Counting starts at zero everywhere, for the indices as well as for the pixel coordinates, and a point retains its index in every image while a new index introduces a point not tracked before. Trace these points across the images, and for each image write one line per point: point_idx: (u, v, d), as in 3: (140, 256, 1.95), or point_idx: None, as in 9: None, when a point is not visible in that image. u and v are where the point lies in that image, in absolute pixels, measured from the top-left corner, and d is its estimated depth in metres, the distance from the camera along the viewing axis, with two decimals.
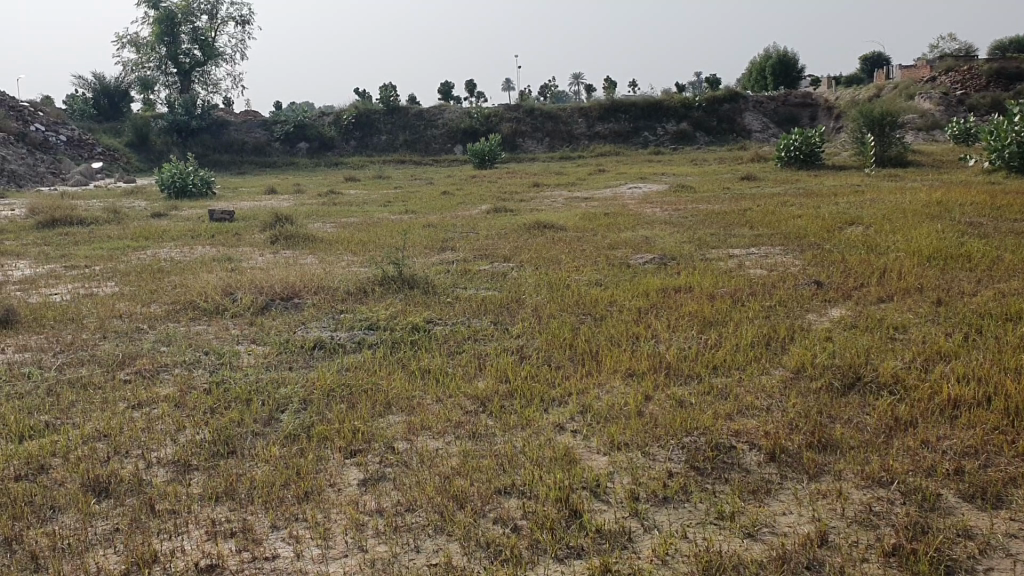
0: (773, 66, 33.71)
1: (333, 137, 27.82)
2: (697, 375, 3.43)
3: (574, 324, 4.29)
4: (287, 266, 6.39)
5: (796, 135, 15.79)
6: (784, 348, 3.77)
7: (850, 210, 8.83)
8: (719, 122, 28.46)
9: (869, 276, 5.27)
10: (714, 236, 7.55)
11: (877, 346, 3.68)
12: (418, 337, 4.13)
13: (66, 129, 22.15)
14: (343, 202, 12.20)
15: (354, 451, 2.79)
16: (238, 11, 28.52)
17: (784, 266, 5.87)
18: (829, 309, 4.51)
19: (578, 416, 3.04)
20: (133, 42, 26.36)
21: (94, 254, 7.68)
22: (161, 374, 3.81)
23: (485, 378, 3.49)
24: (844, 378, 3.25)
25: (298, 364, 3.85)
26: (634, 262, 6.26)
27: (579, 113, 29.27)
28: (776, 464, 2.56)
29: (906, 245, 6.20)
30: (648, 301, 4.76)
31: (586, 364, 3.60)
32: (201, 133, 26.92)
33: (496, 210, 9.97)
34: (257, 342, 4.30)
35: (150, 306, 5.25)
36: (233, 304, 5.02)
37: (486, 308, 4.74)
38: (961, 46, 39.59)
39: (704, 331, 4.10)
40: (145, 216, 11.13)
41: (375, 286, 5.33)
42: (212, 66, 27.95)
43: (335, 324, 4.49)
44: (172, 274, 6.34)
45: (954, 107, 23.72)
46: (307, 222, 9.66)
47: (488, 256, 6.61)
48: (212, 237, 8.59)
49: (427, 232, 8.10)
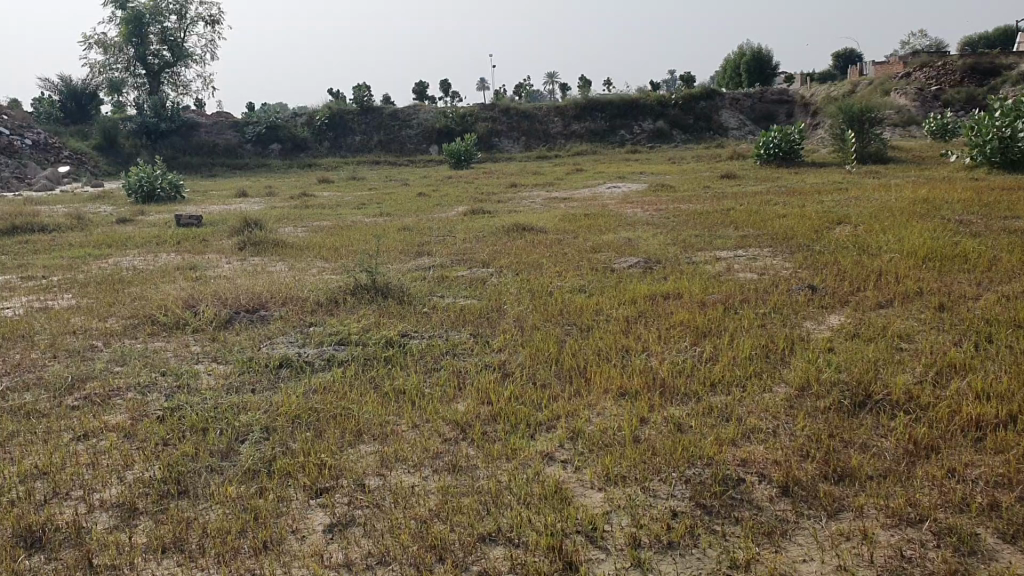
0: (747, 63, 33.63)
1: (305, 138, 27.41)
2: (695, 393, 3.17)
3: (560, 336, 4.04)
4: (255, 275, 6.09)
5: (775, 132, 15.62)
6: (786, 360, 3.53)
7: (835, 209, 8.64)
8: (695, 119, 28.31)
9: (865, 279, 5.04)
10: (699, 238, 7.32)
11: (884, 357, 3.44)
12: (392, 353, 3.85)
13: (31, 133, 21.64)
14: (316, 205, 11.87)
15: (322, 490, 2.51)
16: (208, 10, 28.06)
17: (774, 269, 5.64)
18: (827, 316, 4.27)
19: (568, 443, 2.78)
20: (100, 42, 25.84)
21: (53, 262, 7.34)
22: (112, 399, 3.50)
23: (465, 400, 3.22)
24: (853, 396, 3.01)
25: (261, 384, 3.56)
26: (618, 266, 6.01)
27: (555, 112, 29.04)
28: (790, 499, 2.31)
29: (899, 245, 5.98)
30: (636, 309, 4.51)
31: (575, 382, 3.33)
32: (171, 136, 26.45)
33: (473, 212, 9.69)
34: (219, 360, 3.99)
35: (107, 320, 4.92)
36: (195, 317, 4.71)
37: (465, 319, 4.46)
38: (932, 42, 39.70)
39: (698, 342, 3.85)
40: (110, 222, 10.76)
41: (347, 296, 5.05)
42: (182, 67, 27.49)
43: (303, 339, 4.20)
44: (133, 285, 6.02)
45: (929, 103, 23.67)
46: (278, 226, 9.35)
47: (465, 261, 6.34)
48: (178, 244, 8.27)
49: (402, 236, 7.83)
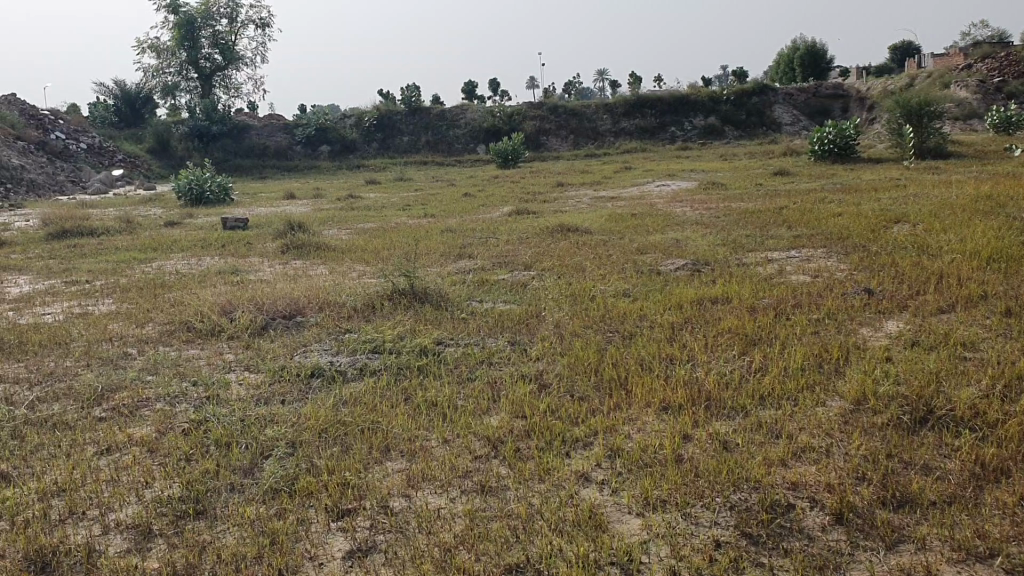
0: (801, 57, 33.00)
1: (354, 139, 27.52)
2: (743, 408, 2.99)
3: (601, 344, 3.88)
4: (294, 279, 6.01)
5: (829, 128, 15.25)
6: (841, 371, 3.33)
7: (892, 207, 8.33)
8: (747, 115, 27.84)
9: (925, 282, 4.80)
10: (750, 238, 7.10)
11: (948, 367, 3.22)
12: (427, 362, 3.72)
13: (86, 137, 22.02)
14: (361, 206, 11.83)
15: (343, 513, 2.38)
16: (258, 14, 28.35)
17: (829, 270, 5.42)
18: (884, 322, 4.05)
19: (606, 461, 2.62)
20: (154, 47, 26.23)
21: (98, 266, 7.37)
22: (140, 410, 3.42)
23: (499, 414, 3.07)
24: (914, 411, 2.80)
25: (292, 394, 3.45)
26: (664, 268, 5.83)
27: (604, 110, 28.80)
28: (844, 528, 2.13)
29: (962, 245, 5.71)
30: (681, 315, 4.33)
31: (615, 395, 3.16)
32: (222, 138, 26.74)
33: (518, 212, 9.56)
34: (250, 369, 3.90)
35: (144, 326, 4.88)
36: (231, 323, 4.64)
37: (503, 325, 4.32)
38: (994, 33, 38.60)
39: (746, 351, 3.66)
40: (158, 225, 10.83)
41: (385, 300, 4.95)
42: (233, 70, 27.78)
43: (337, 346, 4.09)
44: (173, 289, 5.99)
45: (991, 95, 22.96)
46: (323, 228, 9.32)
47: (507, 263, 6.21)
48: (222, 247, 8.26)
49: (445, 238, 7.73)
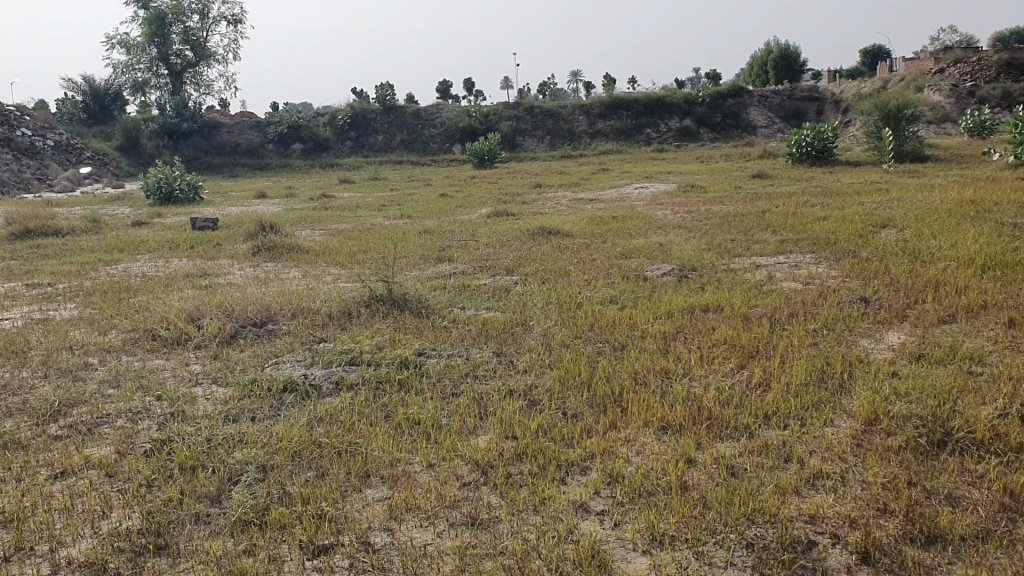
0: (774, 60, 33.06)
1: (327, 138, 27.18)
2: (747, 427, 2.81)
3: (592, 355, 3.69)
4: (266, 283, 5.77)
5: (807, 130, 15.18)
6: (847, 387, 3.15)
7: (877, 211, 8.21)
8: (723, 117, 27.83)
9: (921, 290, 4.65)
10: (736, 242, 6.93)
11: (960, 383, 3.05)
12: (408, 374, 3.51)
13: (52, 134, 21.55)
14: (335, 206, 11.58)
15: (320, 549, 2.17)
16: (229, 10, 27.92)
17: (820, 277, 5.25)
18: (884, 334, 3.88)
19: (605, 489, 2.43)
20: (123, 42, 25.76)
21: (61, 269, 7.06)
22: (99, 428, 3.18)
23: (487, 433, 2.87)
24: (931, 432, 2.63)
25: (262, 411, 3.22)
26: (651, 273, 5.64)
27: (579, 111, 28.67)
28: (872, 569, 1.95)
29: (954, 251, 5.58)
30: (673, 324, 4.15)
31: (609, 413, 2.97)
32: (193, 136, 26.32)
33: (496, 214, 9.36)
34: (218, 383, 3.66)
35: (107, 334, 4.62)
36: (199, 331, 4.39)
37: (487, 335, 4.12)
38: (963, 38, 38.98)
39: (745, 364, 3.47)
40: (126, 225, 10.52)
41: (362, 307, 4.73)
42: (204, 67, 27.37)
43: (310, 357, 3.86)
44: (139, 294, 5.72)
45: (964, 99, 23.05)
46: (295, 229, 9.06)
47: (488, 267, 6.01)
48: (191, 248, 7.99)
49: (422, 240, 7.51)
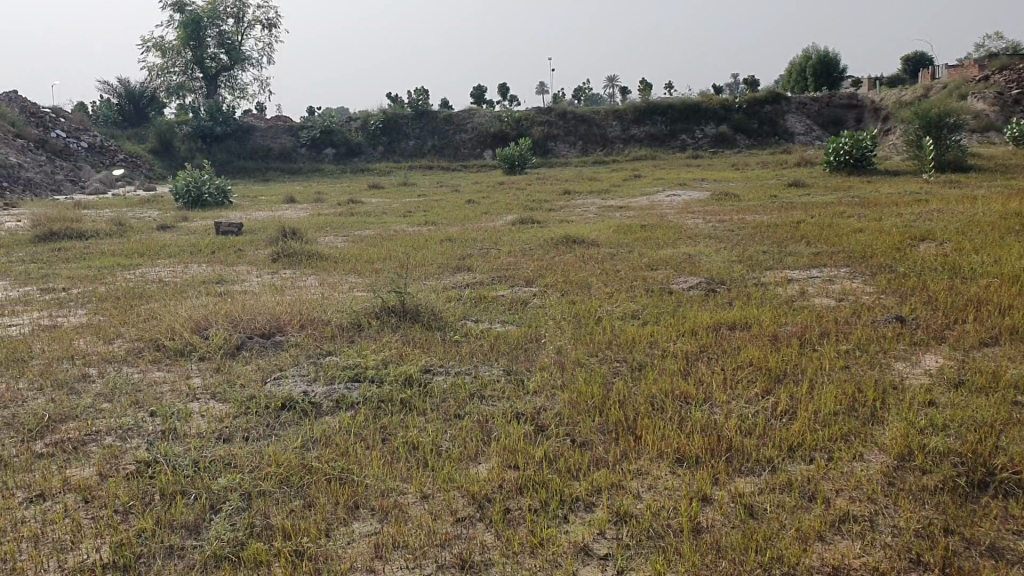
0: (813, 67, 32.59)
1: (359, 142, 27.18)
2: (769, 461, 2.60)
3: (607, 376, 3.49)
4: (280, 292, 5.62)
5: (845, 138, 14.85)
6: (879, 417, 2.92)
7: (916, 223, 7.92)
8: (759, 124, 27.46)
9: (960, 310, 4.39)
10: (767, 254, 6.70)
11: (1004, 414, 2.81)
12: (412, 394, 3.33)
13: (87, 136, 21.72)
14: (361, 212, 11.46)
15: None
16: (265, 14, 28.06)
17: (854, 293, 5.01)
18: (921, 356, 3.65)
19: (610, 529, 2.23)
20: (159, 46, 25.96)
21: (78, 272, 6.99)
22: (85, 447, 3.03)
23: (487, 462, 2.68)
24: (971, 471, 2.40)
25: (256, 431, 3.06)
26: (676, 287, 5.43)
27: (613, 117, 28.43)
28: None
29: (997, 268, 5.31)
30: (697, 343, 3.93)
31: (620, 442, 2.77)
32: (226, 140, 26.44)
33: (522, 221, 9.18)
34: (216, 398, 3.49)
35: (112, 343, 4.48)
36: (204, 342, 4.24)
37: (499, 350, 3.93)
38: (1008, 46, 38.18)
39: (770, 390, 3.26)
40: (150, 228, 10.46)
41: (373, 318, 4.57)
42: (239, 71, 27.51)
43: (313, 373, 3.69)
44: (150, 301, 5.60)
45: (1009, 107, 22.52)
46: (318, 235, 8.95)
47: (507, 277, 5.83)
48: (211, 254, 7.89)
49: (444, 248, 7.35)
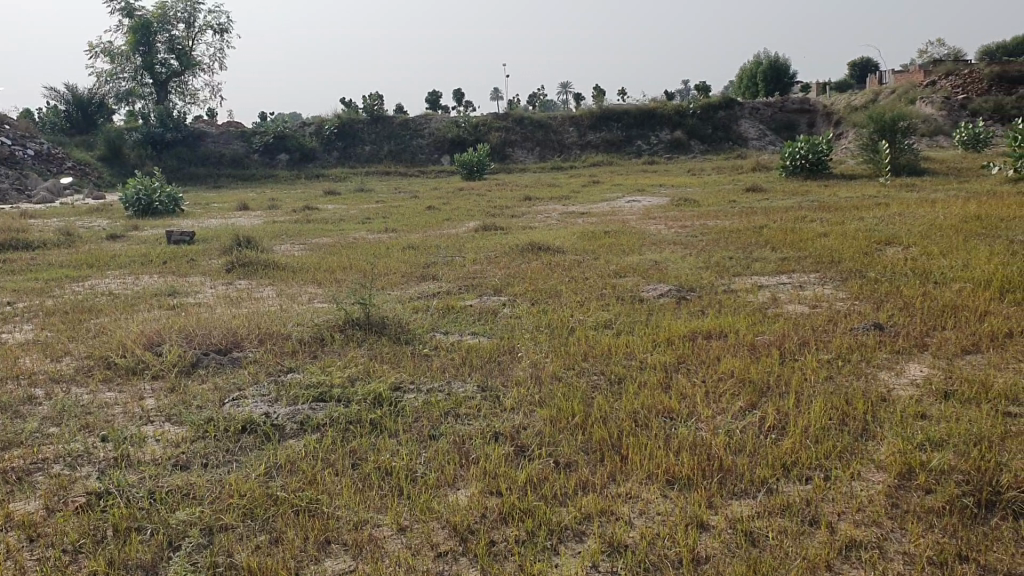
0: (764, 73, 32.93)
1: (314, 148, 26.83)
2: (764, 482, 2.47)
3: (586, 391, 3.34)
4: (237, 304, 5.40)
5: (801, 143, 14.91)
6: (872, 432, 2.80)
7: (879, 227, 7.92)
8: (714, 129, 27.62)
9: (938, 316, 4.31)
10: (734, 260, 6.62)
11: (1000, 428, 2.71)
12: (382, 414, 3.15)
13: (33, 143, 21.14)
14: (318, 219, 11.22)
15: None
16: (216, 19, 27.67)
17: (827, 300, 4.93)
18: (905, 366, 3.55)
19: (604, 561, 2.08)
20: (106, 51, 25.44)
21: (24, 285, 6.70)
22: (30, 477, 2.79)
23: (466, 488, 2.51)
24: (976, 490, 2.29)
25: (215, 457, 2.86)
26: (647, 294, 5.31)
27: (569, 122, 28.41)
28: None
29: (967, 272, 5.27)
30: (674, 355, 3.81)
31: (606, 462, 2.63)
32: (177, 146, 25.95)
33: (484, 227, 9.04)
34: (172, 421, 3.28)
35: (59, 361, 4.24)
36: (158, 359, 4.02)
37: (470, 365, 3.77)
38: (952, 51, 39.03)
39: (756, 404, 3.13)
40: (100, 238, 10.13)
41: (336, 332, 4.39)
42: (189, 76, 27.06)
43: (274, 392, 3.49)
44: (100, 315, 5.35)
45: (956, 112, 22.89)
46: (274, 244, 8.70)
47: (474, 286, 5.67)
48: (164, 264, 7.63)
49: (406, 256, 7.17)
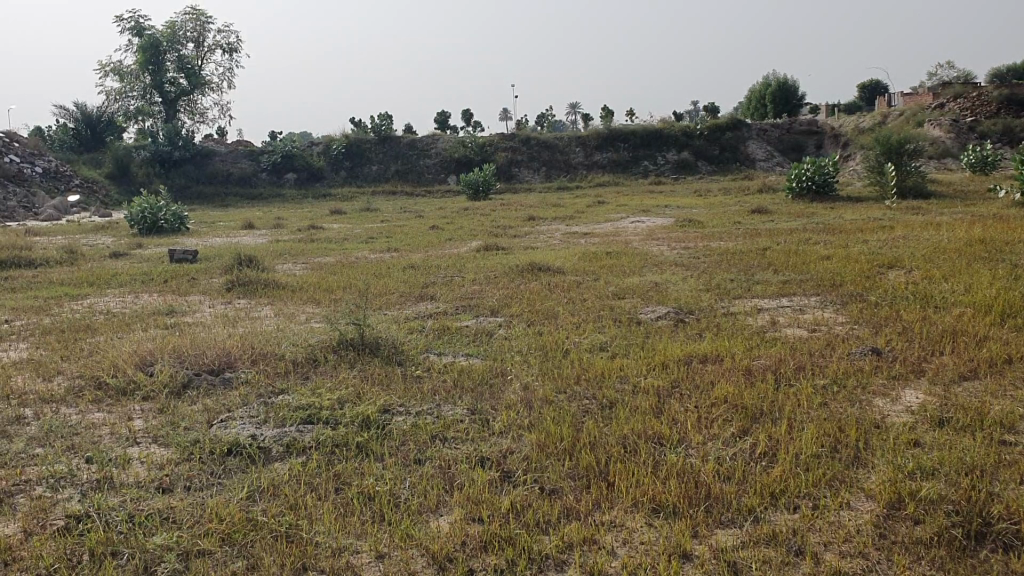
0: (772, 94, 32.97)
1: (321, 167, 26.90)
2: (752, 510, 2.43)
3: (577, 415, 3.31)
4: (233, 323, 5.39)
5: (807, 164, 14.89)
6: (863, 459, 2.77)
7: (881, 249, 7.88)
8: (721, 150, 27.63)
9: (936, 341, 4.27)
10: (733, 282, 6.60)
11: (993, 456, 2.67)
12: (368, 437, 3.13)
13: (42, 161, 21.26)
14: (322, 238, 11.25)
15: None
16: (226, 38, 27.87)
17: (826, 323, 4.91)
18: (900, 392, 3.50)
19: None
20: (116, 69, 25.62)
21: (24, 303, 6.71)
22: (11, 498, 2.76)
23: (447, 515, 2.48)
24: (966, 521, 2.25)
25: (199, 479, 2.83)
26: (644, 316, 5.29)
27: (576, 143, 28.46)
28: None
29: (969, 296, 5.24)
30: (668, 378, 3.77)
31: (592, 489, 2.60)
32: (185, 164, 26.08)
33: (486, 248, 9.03)
34: (158, 443, 3.24)
35: (51, 381, 4.21)
36: (148, 379, 4.00)
37: (461, 388, 3.73)
38: (960, 74, 39.15)
39: (747, 430, 3.09)
40: (103, 256, 10.14)
41: (329, 353, 4.38)
42: (198, 95, 27.23)
43: (261, 414, 3.46)
44: (96, 334, 5.33)
45: (965, 134, 22.88)
46: (275, 263, 8.71)
47: (470, 307, 5.65)
48: (164, 282, 7.63)
49: (406, 275, 7.18)
